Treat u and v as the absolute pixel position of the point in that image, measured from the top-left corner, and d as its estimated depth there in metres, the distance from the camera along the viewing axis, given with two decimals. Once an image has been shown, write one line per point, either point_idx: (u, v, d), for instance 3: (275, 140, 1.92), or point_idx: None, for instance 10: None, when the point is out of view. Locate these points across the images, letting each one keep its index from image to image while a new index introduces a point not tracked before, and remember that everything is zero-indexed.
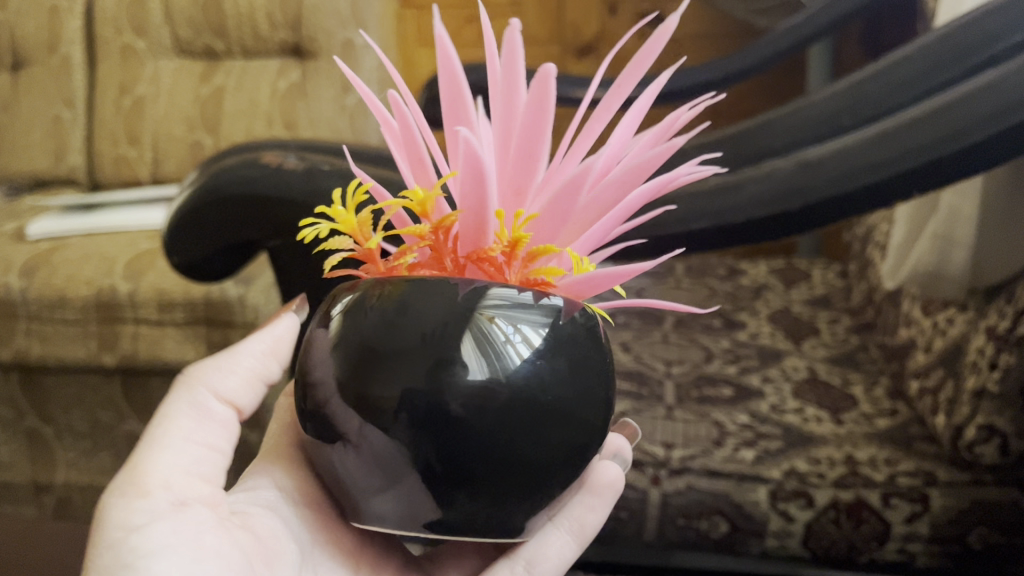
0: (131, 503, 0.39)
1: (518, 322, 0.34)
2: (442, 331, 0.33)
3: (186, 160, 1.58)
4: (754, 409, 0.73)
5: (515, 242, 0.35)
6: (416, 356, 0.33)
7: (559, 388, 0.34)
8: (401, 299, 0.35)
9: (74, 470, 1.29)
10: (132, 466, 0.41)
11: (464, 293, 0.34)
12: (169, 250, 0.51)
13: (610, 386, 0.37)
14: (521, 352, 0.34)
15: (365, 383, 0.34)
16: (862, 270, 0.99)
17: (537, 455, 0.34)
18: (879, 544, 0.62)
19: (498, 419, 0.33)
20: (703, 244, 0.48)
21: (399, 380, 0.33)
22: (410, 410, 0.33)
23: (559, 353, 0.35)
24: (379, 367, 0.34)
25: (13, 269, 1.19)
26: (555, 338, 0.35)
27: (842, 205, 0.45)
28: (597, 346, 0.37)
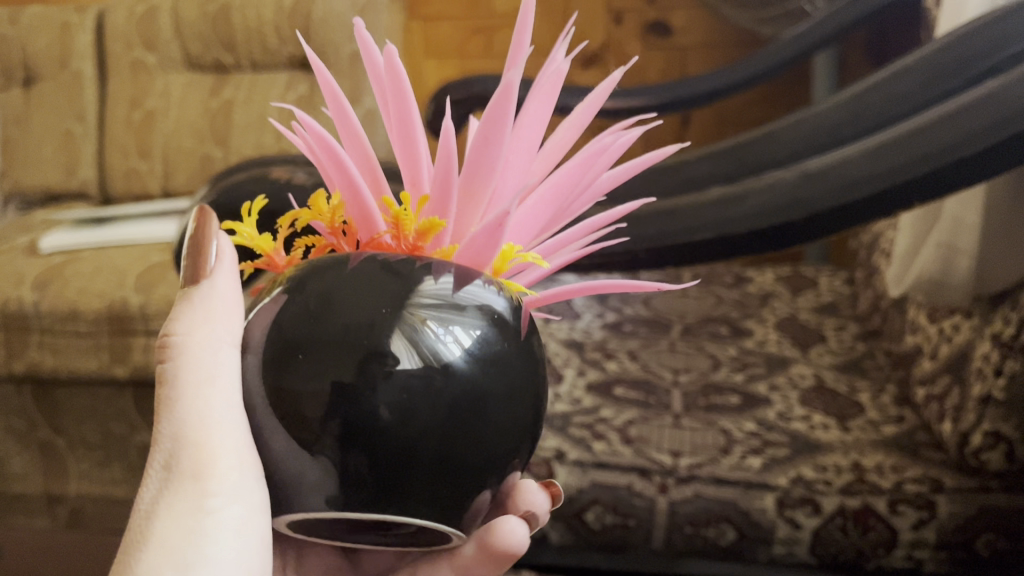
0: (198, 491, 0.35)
1: (452, 323, 0.31)
2: (368, 326, 0.30)
3: (196, 174, 1.59)
4: (761, 417, 0.73)
5: (394, 219, 0.33)
6: (342, 350, 0.30)
7: (466, 325, 0.31)
8: (326, 290, 0.31)
9: (87, 482, 1.29)
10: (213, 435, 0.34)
11: (393, 295, 0.31)
12: (180, 263, 0.52)
13: (540, 390, 0.34)
14: (454, 354, 0.31)
15: (282, 380, 0.31)
16: (868, 278, 0.99)
17: (465, 448, 0.31)
18: (886, 551, 0.63)
19: (433, 420, 0.30)
20: (705, 255, 0.49)
21: (316, 374, 0.30)
22: (340, 411, 0.30)
23: (496, 358, 0.32)
24: (301, 358, 0.31)
25: (25, 283, 1.21)
26: (491, 345, 0.32)
27: (843, 215, 0.45)
28: (530, 353, 0.34)
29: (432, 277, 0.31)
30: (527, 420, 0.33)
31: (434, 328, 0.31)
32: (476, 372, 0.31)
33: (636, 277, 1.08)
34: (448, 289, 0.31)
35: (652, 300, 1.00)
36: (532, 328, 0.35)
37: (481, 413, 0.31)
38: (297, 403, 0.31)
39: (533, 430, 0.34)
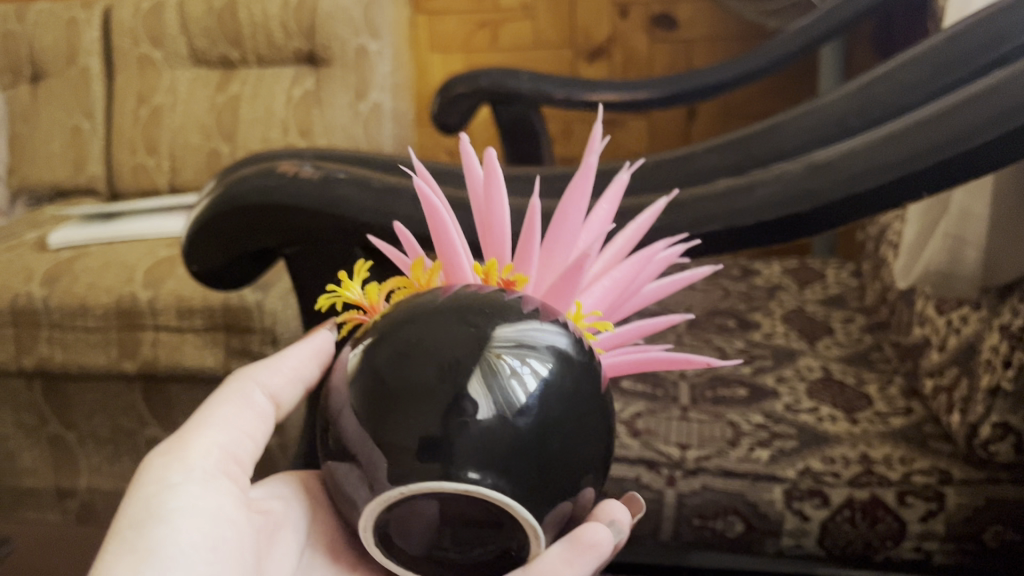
0: (170, 462, 0.38)
1: (524, 363, 0.31)
2: (450, 371, 0.31)
3: (203, 169, 1.60)
4: (768, 409, 0.73)
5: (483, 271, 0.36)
6: (428, 396, 0.31)
7: (537, 369, 0.31)
8: (411, 339, 0.32)
9: (96, 476, 1.30)
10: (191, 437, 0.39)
11: (471, 339, 0.31)
12: (186, 259, 0.52)
13: (609, 428, 0.34)
14: (525, 393, 0.31)
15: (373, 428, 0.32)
16: (875, 270, 0.98)
17: (538, 488, 0.31)
18: (895, 543, 0.63)
19: (510, 465, 0.30)
20: (710, 249, 0.48)
21: (405, 421, 0.31)
22: (424, 461, 0.30)
23: (567, 396, 0.32)
24: (392, 407, 0.31)
25: (35, 278, 1.21)
26: (562, 384, 0.32)
27: (851, 206, 0.45)
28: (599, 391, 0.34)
29: (508, 323, 0.32)
30: (597, 456, 0.33)
31: (510, 375, 0.31)
32: (546, 415, 0.31)
33: None
34: (520, 332, 0.32)
35: (658, 293, 1.00)
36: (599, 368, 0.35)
37: (549, 454, 0.31)
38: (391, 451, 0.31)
39: (604, 466, 0.34)
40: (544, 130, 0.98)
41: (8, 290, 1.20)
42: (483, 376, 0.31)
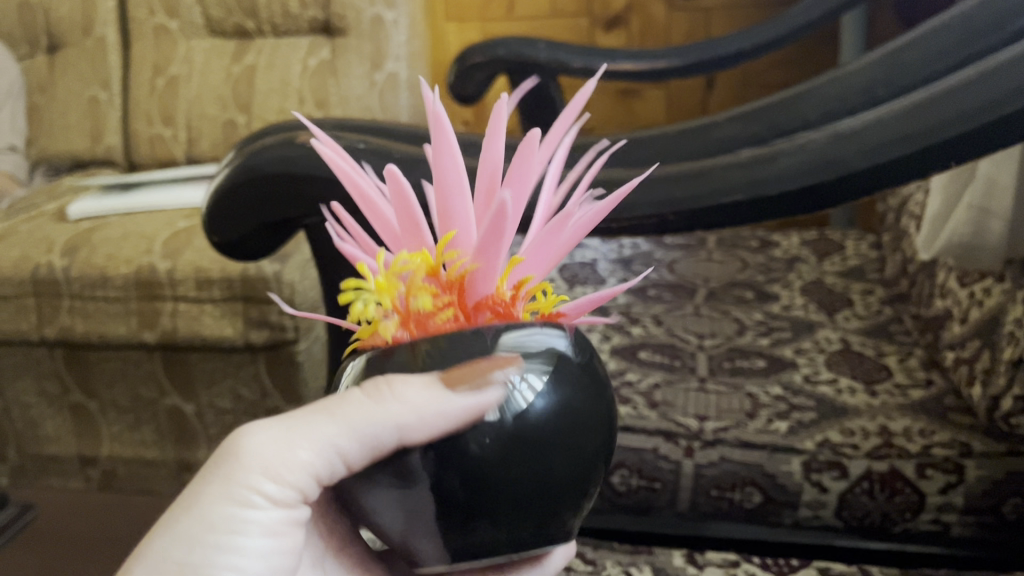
0: (258, 485, 0.34)
1: (528, 370, 0.30)
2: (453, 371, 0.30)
3: (220, 139, 1.60)
4: (787, 381, 0.73)
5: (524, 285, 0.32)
6: None
7: (524, 383, 0.30)
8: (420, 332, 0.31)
9: (118, 444, 1.32)
10: (271, 450, 0.33)
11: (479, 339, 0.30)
12: (208, 230, 0.52)
13: (611, 424, 0.33)
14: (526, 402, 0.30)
15: None
16: (895, 241, 0.97)
17: (535, 491, 0.30)
18: (913, 515, 0.63)
19: (507, 471, 0.30)
20: (733, 218, 0.48)
21: None
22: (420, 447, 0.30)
23: (568, 402, 0.30)
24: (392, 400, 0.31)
25: (55, 248, 1.22)
26: (563, 389, 0.30)
27: (872, 177, 0.44)
28: (600, 389, 0.32)
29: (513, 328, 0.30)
30: (598, 451, 0.32)
31: (486, 393, 0.29)
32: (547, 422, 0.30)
33: (660, 241, 1.07)
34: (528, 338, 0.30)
35: (676, 264, 1.00)
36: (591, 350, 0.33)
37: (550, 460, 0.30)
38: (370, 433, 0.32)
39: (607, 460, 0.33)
40: (562, 100, 0.97)
41: (28, 260, 1.21)
42: (462, 396, 0.29)
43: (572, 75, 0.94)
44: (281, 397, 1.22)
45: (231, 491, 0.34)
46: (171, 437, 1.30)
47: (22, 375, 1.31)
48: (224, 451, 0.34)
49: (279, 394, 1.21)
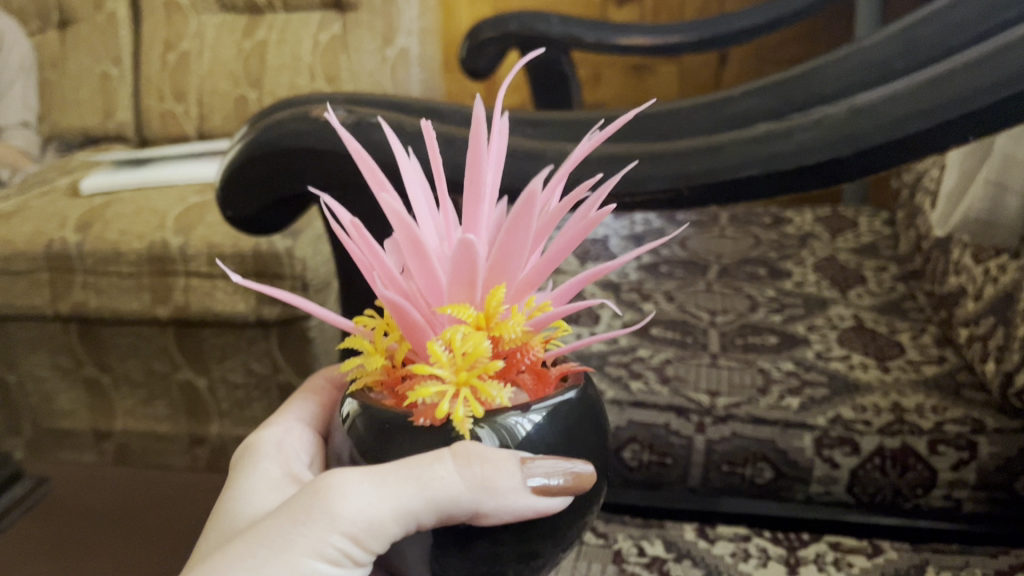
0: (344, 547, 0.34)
1: (530, 410, 0.32)
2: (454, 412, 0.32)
3: (231, 115, 1.59)
4: (799, 357, 0.73)
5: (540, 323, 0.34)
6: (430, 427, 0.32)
7: (562, 466, 0.32)
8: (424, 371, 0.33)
9: (131, 418, 1.33)
10: (359, 509, 0.32)
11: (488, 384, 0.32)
12: (221, 204, 0.52)
13: (605, 449, 0.34)
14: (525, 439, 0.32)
15: (382, 451, 0.33)
16: (909, 217, 0.96)
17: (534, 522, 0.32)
18: (925, 491, 0.63)
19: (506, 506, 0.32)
20: (749, 193, 0.47)
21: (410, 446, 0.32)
22: None
23: (564, 435, 0.32)
24: (394, 434, 0.32)
25: (68, 224, 1.22)
26: (560, 425, 0.32)
27: (888, 151, 0.44)
28: (596, 420, 0.34)
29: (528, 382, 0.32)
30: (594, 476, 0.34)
31: (530, 480, 0.31)
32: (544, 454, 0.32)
33: (672, 217, 1.07)
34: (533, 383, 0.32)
35: (689, 240, 0.99)
36: (587, 383, 0.35)
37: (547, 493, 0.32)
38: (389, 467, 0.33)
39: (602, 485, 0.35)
40: (575, 75, 0.96)
41: (42, 236, 1.22)
42: (522, 490, 0.31)
43: (585, 50, 0.94)
44: (293, 372, 1.22)
45: (310, 540, 0.34)
46: (184, 411, 1.30)
47: (37, 350, 1.32)
48: (311, 493, 0.34)
49: (291, 369, 1.22)
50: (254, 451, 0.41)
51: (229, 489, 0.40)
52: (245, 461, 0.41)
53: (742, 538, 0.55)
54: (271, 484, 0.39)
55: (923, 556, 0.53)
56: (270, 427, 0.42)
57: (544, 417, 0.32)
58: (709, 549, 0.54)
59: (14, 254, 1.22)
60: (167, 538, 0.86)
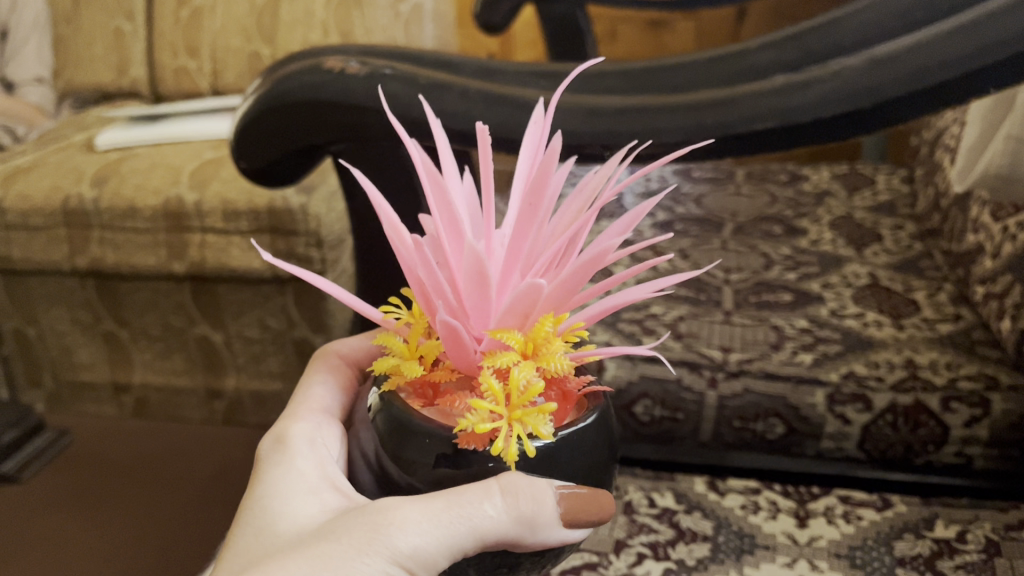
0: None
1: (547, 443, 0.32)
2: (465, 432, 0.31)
3: (244, 71, 1.59)
4: (813, 314, 0.73)
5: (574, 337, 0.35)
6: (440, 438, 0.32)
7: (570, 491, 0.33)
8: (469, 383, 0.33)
9: (150, 372, 1.35)
10: (417, 545, 0.32)
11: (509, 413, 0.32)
12: (236, 156, 0.52)
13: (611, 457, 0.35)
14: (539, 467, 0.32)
15: (399, 450, 0.33)
16: (928, 175, 0.95)
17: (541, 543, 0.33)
18: (937, 447, 0.63)
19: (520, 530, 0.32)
20: (766, 144, 0.47)
21: (422, 452, 0.32)
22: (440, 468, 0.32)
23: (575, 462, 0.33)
24: (408, 440, 0.32)
25: (84, 179, 1.23)
26: (574, 454, 0.32)
27: (910, 102, 0.43)
28: (607, 442, 0.34)
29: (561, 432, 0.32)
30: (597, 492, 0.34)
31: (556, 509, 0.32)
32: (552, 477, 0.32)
33: (688, 174, 1.06)
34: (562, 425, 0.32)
35: (704, 198, 0.99)
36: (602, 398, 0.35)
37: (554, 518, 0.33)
38: (411, 467, 0.33)
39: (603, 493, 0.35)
40: (590, 28, 0.95)
41: (59, 191, 1.22)
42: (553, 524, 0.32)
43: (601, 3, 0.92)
44: (308, 329, 1.23)
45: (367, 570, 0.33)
46: (201, 366, 1.32)
47: (56, 304, 1.33)
48: (368, 523, 0.33)
49: (306, 325, 1.23)
50: (279, 447, 0.39)
51: (256, 494, 0.38)
52: (269, 459, 0.39)
53: (752, 491, 0.56)
54: (309, 489, 0.37)
55: (933, 510, 0.53)
56: (296, 421, 0.39)
57: (568, 445, 0.32)
58: (719, 501, 0.55)
59: (31, 210, 1.23)
60: (185, 488, 0.88)
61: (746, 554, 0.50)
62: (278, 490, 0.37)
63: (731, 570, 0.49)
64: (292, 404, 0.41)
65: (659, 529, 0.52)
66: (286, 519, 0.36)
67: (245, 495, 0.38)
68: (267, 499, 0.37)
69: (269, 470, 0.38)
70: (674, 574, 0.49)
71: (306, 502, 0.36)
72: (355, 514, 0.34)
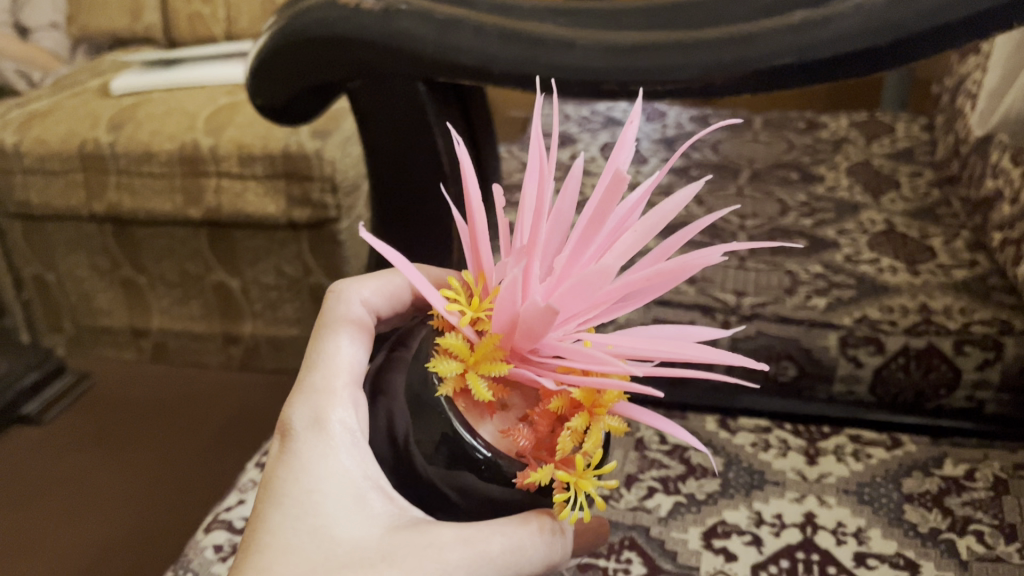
0: None
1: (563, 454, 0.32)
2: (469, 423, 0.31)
3: (258, 16, 1.57)
4: (828, 260, 0.73)
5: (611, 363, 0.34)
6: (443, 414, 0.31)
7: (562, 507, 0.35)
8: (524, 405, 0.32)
9: (168, 317, 1.36)
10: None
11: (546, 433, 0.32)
12: (252, 94, 0.53)
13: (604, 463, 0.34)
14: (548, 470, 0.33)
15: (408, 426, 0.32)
16: (948, 121, 0.94)
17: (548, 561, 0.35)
18: (948, 391, 0.63)
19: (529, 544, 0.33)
20: (782, 80, 0.45)
21: (428, 429, 0.31)
22: (444, 454, 0.31)
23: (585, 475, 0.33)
24: (418, 415, 0.32)
25: (101, 124, 1.23)
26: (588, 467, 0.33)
27: (934, 37, 0.42)
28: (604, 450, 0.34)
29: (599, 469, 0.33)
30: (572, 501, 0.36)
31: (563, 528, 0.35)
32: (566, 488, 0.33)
33: (705, 121, 1.05)
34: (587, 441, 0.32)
35: (721, 144, 0.98)
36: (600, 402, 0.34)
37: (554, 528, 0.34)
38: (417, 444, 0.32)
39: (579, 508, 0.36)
40: None
41: (75, 135, 1.22)
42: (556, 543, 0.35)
43: None
44: (323, 275, 1.24)
45: None
46: (218, 311, 1.33)
47: (75, 249, 1.34)
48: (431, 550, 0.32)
49: (321, 272, 1.24)
50: (317, 428, 0.34)
51: (296, 488, 0.33)
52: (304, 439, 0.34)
53: (763, 430, 0.56)
54: (359, 491, 0.33)
55: (942, 449, 0.53)
56: (337, 401, 0.35)
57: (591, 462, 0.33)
58: (730, 439, 0.55)
59: (49, 154, 1.23)
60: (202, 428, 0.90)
61: (756, 489, 0.51)
62: (320, 484, 0.33)
63: (741, 505, 0.50)
64: (321, 368, 0.36)
65: (670, 465, 0.53)
66: (338, 526, 0.33)
67: (276, 484, 0.34)
68: (307, 493, 0.33)
69: (307, 455, 0.34)
70: (684, 508, 0.50)
71: (360, 512, 0.33)
72: (419, 539, 0.32)
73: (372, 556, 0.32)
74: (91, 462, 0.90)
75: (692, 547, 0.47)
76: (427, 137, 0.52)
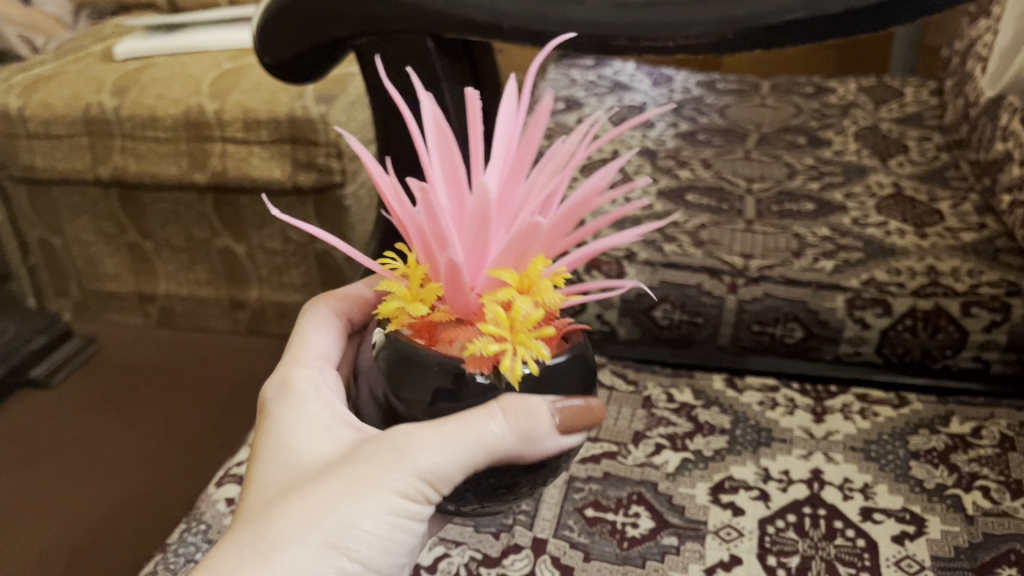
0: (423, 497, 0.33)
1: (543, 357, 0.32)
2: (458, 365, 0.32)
3: None
4: (836, 223, 0.72)
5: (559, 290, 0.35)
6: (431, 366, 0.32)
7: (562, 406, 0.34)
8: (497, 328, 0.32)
9: (174, 282, 1.37)
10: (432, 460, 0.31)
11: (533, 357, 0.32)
12: (261, 52, 0.52)
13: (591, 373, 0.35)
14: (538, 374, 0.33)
15: (397, 387, 0.33)
16: (957, 86, 0.93)
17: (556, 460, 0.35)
18: (954, 351, 0.63)
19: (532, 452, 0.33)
20: (792, 39, 0.44)
21: (419, 384, 0.32)
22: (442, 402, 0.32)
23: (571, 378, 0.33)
24: (409, 374, 0.32)
25: (105, 88, 1.22)
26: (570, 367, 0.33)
27: None
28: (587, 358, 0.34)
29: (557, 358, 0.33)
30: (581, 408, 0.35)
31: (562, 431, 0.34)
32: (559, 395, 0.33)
33: (712, 86, 1.04)
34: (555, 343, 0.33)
35: (728, 109, 0.97)
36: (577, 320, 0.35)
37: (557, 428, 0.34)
38: (411, 402, 0.33)
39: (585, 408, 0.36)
40: None
41: (79, 99, 1.22)
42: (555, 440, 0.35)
43: None
44: (329, 241, 1.25)
45: (392, 484, 0.32)
46: (224, 276, 1.34)
47: (80, 215, 1.34)
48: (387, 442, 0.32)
49: (327, 238, 1.24)
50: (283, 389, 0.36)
51: (269, 437, 0.35)
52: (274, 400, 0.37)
53: (770, 389, 0.56)
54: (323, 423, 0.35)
55: (949, 407, 0.54)
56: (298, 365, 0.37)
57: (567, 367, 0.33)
58: (737, 397, 0.56)
59: (53, 118, 1.23)
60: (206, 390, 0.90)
61: (763, 446, 0.51)
62: (288, 427, 0.35)
63: (748, 461, 0.50)
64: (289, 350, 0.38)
65: (678, 423, 0.53)
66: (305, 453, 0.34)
67: (254, 444, 0.36)
68: (278, 439, 0.35)
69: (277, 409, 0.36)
70: (692, 464, 0.50)
71: (323, 436, 0.34)
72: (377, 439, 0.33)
73: (336, 464, 0.33)
74: (99, 423, 0.91)
75: (699, 502, 0.48)
76: (438, 94, 0.51)
